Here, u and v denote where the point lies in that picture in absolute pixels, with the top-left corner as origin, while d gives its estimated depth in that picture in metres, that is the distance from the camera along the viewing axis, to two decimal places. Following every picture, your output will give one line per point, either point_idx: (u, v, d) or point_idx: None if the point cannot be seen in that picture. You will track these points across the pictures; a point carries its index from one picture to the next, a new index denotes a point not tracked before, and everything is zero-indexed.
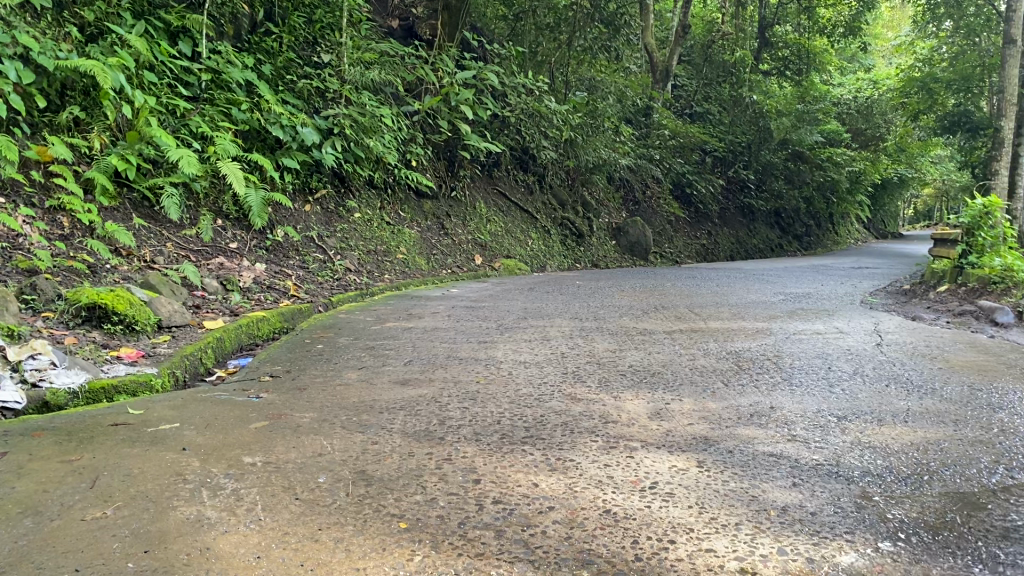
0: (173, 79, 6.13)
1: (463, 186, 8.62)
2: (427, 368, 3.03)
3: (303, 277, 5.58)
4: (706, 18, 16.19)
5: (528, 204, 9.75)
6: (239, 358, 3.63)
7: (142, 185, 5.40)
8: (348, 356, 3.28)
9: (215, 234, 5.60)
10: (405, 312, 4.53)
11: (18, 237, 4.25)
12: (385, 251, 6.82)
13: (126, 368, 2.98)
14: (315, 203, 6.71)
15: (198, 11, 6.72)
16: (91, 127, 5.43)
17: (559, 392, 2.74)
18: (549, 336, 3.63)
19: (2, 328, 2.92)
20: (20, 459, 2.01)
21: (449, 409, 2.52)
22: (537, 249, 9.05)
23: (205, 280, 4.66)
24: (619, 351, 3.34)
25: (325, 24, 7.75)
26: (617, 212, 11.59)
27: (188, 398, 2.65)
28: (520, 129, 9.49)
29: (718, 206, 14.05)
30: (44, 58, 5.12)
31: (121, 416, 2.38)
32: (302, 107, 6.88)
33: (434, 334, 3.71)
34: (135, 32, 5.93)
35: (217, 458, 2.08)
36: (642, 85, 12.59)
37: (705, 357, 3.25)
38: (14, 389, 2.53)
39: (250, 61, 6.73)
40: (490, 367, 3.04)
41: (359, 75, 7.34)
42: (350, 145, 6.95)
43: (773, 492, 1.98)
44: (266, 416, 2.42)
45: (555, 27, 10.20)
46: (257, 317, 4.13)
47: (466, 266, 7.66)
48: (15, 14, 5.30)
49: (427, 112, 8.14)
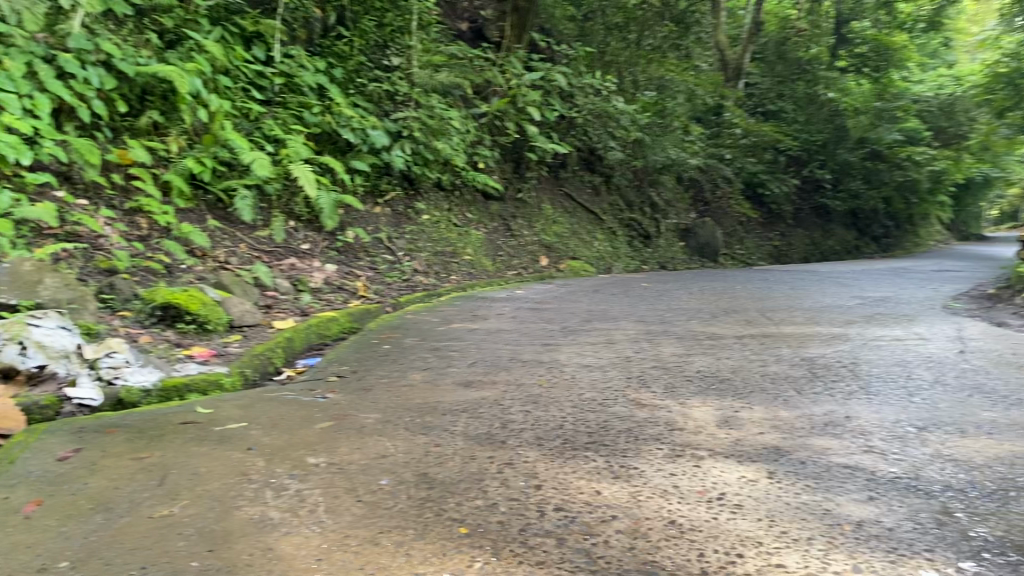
0: (247, 83, 6.27)
1: (530, 188, 8.62)
2: (490, 370, 3.01)
3: (371, 278, 5.64)
4: (780, 15, 15.89)
5: (595, 205, 9.68)
6: (308, 357, 3.67)
7: (217, 187, 5.53)
8: (412, 357, 3.28)
9: (287, 235, 5.69)
10: (470, 313, 4.53)
11: (98, 238, 4.39)
12: (451, 252, 6.85)
13: (197, 367, 3.04)
14: (383, 204, 6.77)
15: (272, 16, 6.87)
16: (169, 131, 5.58)
17: (624, 398, 2.69)
18: (614, 340, 3.57)
19: (81, 326, 3.03)
20: (94, 455, 2.06)
21: (512, 413, 2.50)
22: (604, 250, 8.96)
23: (276, 281, 4.74)
24: (687, 356, 3.27)
25: (395, 28, 7.53)
26: (687, 213, 11.41)
27: (256, 397, 2.68)
28: (588, 130, 9.43)
29: (792, 207, 13.71)
30: (125, 65, 5.29)
31: (190, 415, 2.42)
32: (371, 110, 6.95)
33: (498, 336, 3.69)
34: (212, 37, 6.08)
35: (281, 459, 2.10)
36: (714, 84, 12.39)
37: (776, 363, 3.15)
38: (91, 386, 2.63)
39: (322, 65, 6.83)
40: (553, 371, 3.01)
41: (427, 78, 7.38)
42: (419, 147, 6.99)
43: (847, 506, 1.90)
44: (332, 417, 2.43)
45: (625, 26, 10.09)
46: (326, 317, 4.17)
47: (531, 268, 7.61)
48: (99, 22, 5.52)
49: (494, 113, 8.16)
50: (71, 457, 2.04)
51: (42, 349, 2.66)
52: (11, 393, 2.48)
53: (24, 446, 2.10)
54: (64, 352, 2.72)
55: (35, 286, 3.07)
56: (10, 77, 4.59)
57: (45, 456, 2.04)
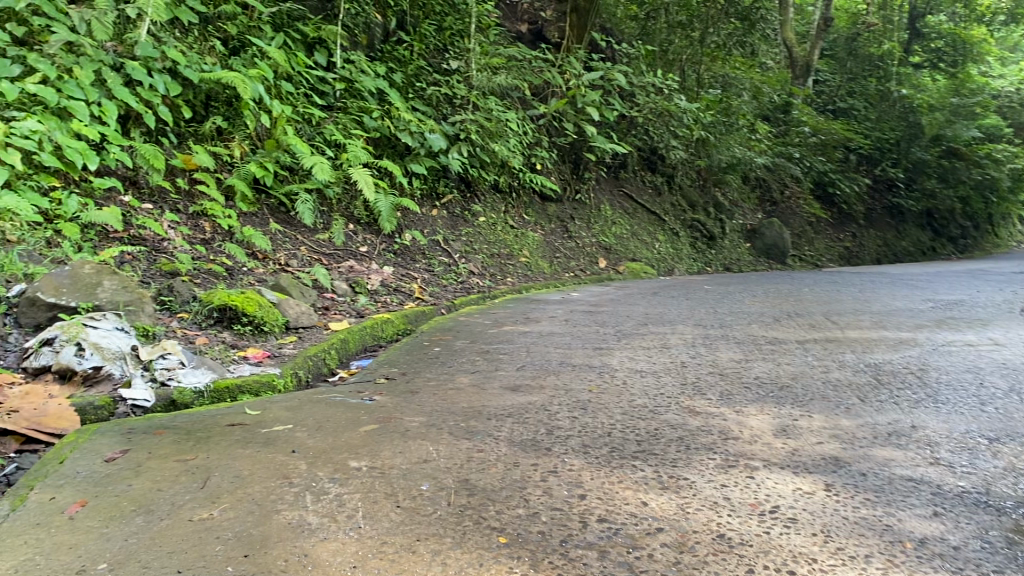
0: (308, 88, 6.34)
1: (588, 189, 8.54)
2: (539, 375, 2.96)
3: (427, 280, 5.64)
4: (850, 11, 15.54)
5: (657, 206, 9.54)
6: (362, 359, 3.67)
7: (278, 191, 5.61)
8: (462, 360, 3.26)
9: (346, 238, 5.73)
10: (524, 315, 4.49)
11: (162, 241, 4.48)
12: (508, 254, 6.82)
13: (250, 368, 3.06)
14: (441, 207, 6.78)
15: (333, 22, 6.90)
16: (232, 136, 5.68)
17: (676, 405, 2.61)
18: (669, 344, 3.48)
19: (138, 328, 3.08)
20: (140, 456, 2.08)
21: (559, 419, 2.44)
22: (666, 252, 8.81)
23: (334, 283, 4.78)
24: (745, 361, 3.16)
25: (454, 31, 7.71)
26: (753, 214, 11.18)
27: (305, 399, 2.68)
28: (650, 130, 9.31)
29: (864, 207, 13.30)
30: (190, 72, 5.40)
31: (238, 417, 2.42)
32: (430, 113, 6.97)
33: (550, 340, 3.64)
34: (274, 44, 6.17)
35: (324, 461, 2.07)
36: (780, 82, 12.14)
37: (840, 370, 3.02)
38: (144, 388, 2.66)
39: (382, 69, 6.87)
40: (604, 376, 2.94)
41: (485, 80, 7.38)
42: (476, 150, 6.99)
43: (909, 521, 1.79)
44: (377, 419, 2.41)
45: (689, 24, 9.87)
46: (381, 319, 4.17)
47: (589, 270, 7.53)
48: (165, 30, 5.66)
49: (553, 115, 8.12)
50: (118, 458, 2.06)
51: (99, 350, 2.73)
52: (67, 393, 2.55)
53: (75, 447, 2.13)
54: (120, 354, 2.78)
55: (95, 289, 3.14)
56: (79, 85, 4.72)
57: (93, 457, 2.07)
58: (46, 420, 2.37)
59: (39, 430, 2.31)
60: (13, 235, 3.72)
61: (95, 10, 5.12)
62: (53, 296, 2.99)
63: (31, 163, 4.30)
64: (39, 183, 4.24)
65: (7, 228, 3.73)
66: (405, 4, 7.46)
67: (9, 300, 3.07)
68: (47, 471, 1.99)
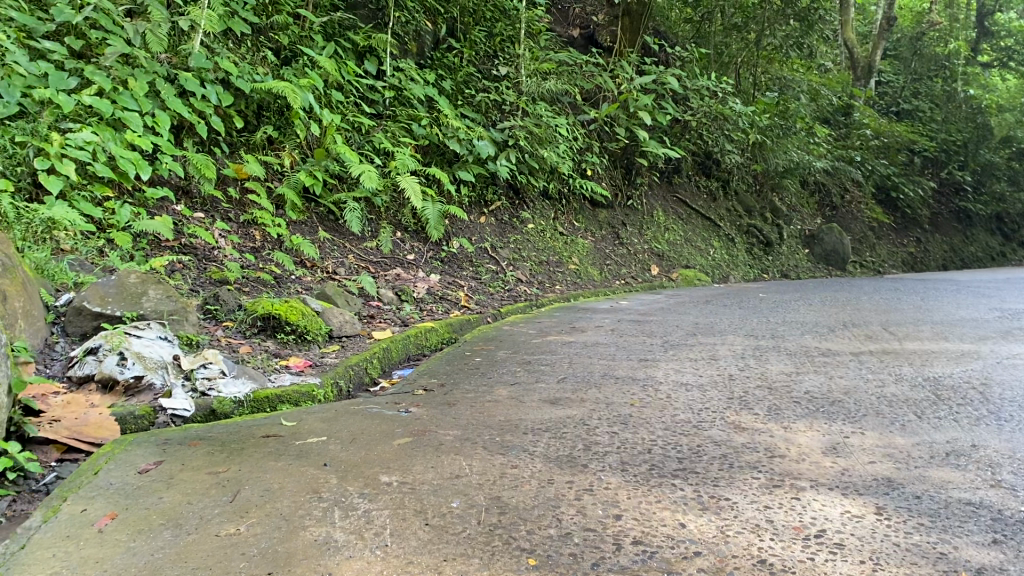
0: (359, 97, 6.38)
1: (640, 195, 8.42)
2: (580, 388, 2.88)
3: (474, 288, 5.61)
4: (915, 11, 15.18)
5: (711, 211, 9.37)
6: (403, 369, 3.64)
7: (328, 199, 5.64)
8: (503, 371, 3.21)
9: (394, 245, 5.74)
10: (569, 324, 4.42)
11: (212, 250, 4.53)
12: (557, 262, 6.75)
13: (291, 377, 3.05)
14: (490, 214, 6.75)
15: (384, 30, 6.93)
16: (283, 145, 5.74)
17: (721, 420, 2.52)
18: (717, 356, 3.38)
19: (181, 337, 3.11)
20: (173, 469, 2.07)
21: (598, 434, 2.37)
22: (720, 258, 8.63)
23: (380, 291, 4.77)
24: (795, 374, 3.04)
25: (505, 37, 7.78)
26: (812, 219, 10.92)
27: (341, 411, 2.65)
28: (704, 133, 9.15)
29: (929, 211, 12.89)
30: (241, 82, 5.47)
31: (273, 428, 2.41)
32: (479, 120, 6.95)
33: (594, 350, 3.56)
34: (325, 53, 6.22)
35: (355, 476, 2.04)
36: (840, 83, 11.86)
37: (896, 384, 2.88)
38: (184, 397, 2.67)
39: (431, 77, 6.88)
40: (647, 389, 2.85)
41: (535, 86, 7.33)
42: (525, 156, 6.95)
43: (967, 550, 1.68)
44: (411, 432, 2.37)
45: (744, 26, 9.66)
46: (425, 328, 4.15)
47: (641, 277, 7.41)
48: (218, 42, 5.75)
49: (604, 119, 8.04)
50: (152, 470, 2.06)
51: (141, 360, 2.74)
52: (109, 402, 2.57)
53: (110, 458, 2.14)
54: (161, 364, 2.79)
55: (140, 298, 3.18)
56: (133, 96, 4.81)
57: (127, 468, 2.07)
58: (87, 430, 2.38)
59: (79, 439, 2.33)
60: (67, 244, 3.79)
61: (151, 23, 5.23)
62: (98, 306, 3.03)
63: (86, 173, 4.38)
64: (92, 193, 4.31)
65: (61, 237, 3.79)
66: (456, 11, 7.46)
67: (57, 310, 3.12)
68: (81, 483, 1.99)
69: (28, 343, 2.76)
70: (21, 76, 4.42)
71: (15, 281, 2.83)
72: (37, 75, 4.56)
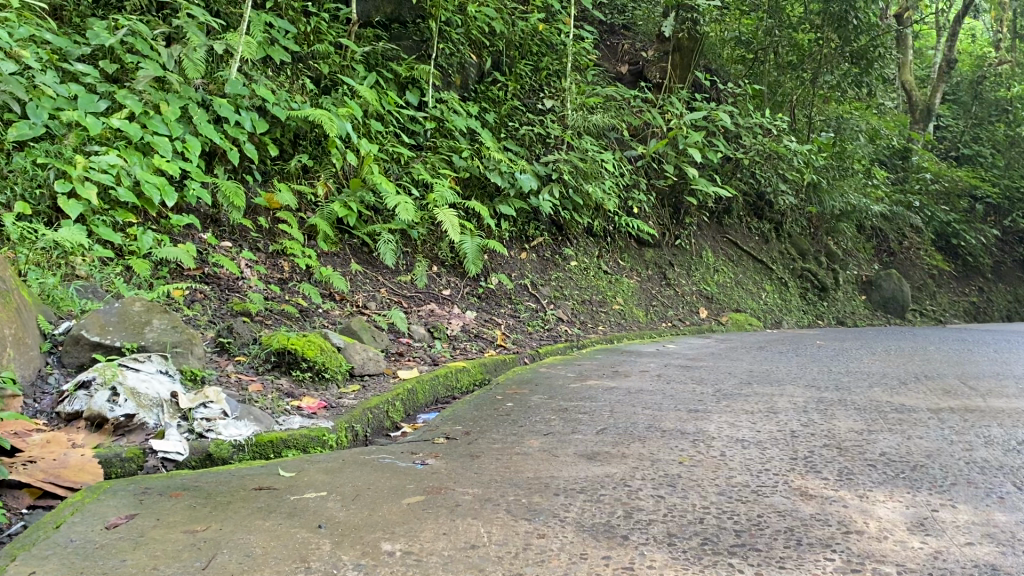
0: (399, 127, 6.17)
1: (689, 234, 8.09)
2: (622, 441, 2.55)
3: (512, 326, 5.32)
4: (975, 54, 14.74)
5: (764, 253, 8.97)
6: (429, 412, 3.35)
7: (362, 230, 5.40)
8: (537, 419, 2.90)
9: (429, 280, 5.48)
10: (612, 369, 4.09)
11: (238, 280, 4.30)
12: (600, 301, 6.44)
13: (301, 420, 2.77)
14: (531, 249, 6.48)
15: (427, 61, 6.76)
16: (318, 174, 5.54)
17: (785, 485, 2.17)
18: (776, 409, 3.00)
19: (185, 372, 2.86)
20: (144, 525, 1.79)
21: (640, 498, 2.03)
22: (773, 302, 8.19)
23: (412, 328, 4.50)
24: (868, 433, 2.66)
25: (551, 72, 7.64)
26: (869, 265, 10.45)
27: (348, 460, 2.36)
28: (757, 172, 8.70)
29: (992, 259, 12.34)
30: (278, 109, 5.29)
31: (269, 480, 2.12)
32: (523, 153, 6.71)
33: (637, 398, 3.23)
34: (365, 82, 6.06)
35: (352, 542, 1.72)
36: (901, 126, 11.44)
37: (986, 449, 2.49)
38: (179, 439, 2.41)
39: (474, 109, 6.66)
40: (698, 446, 2.50)
41: (581, 119, 7.07)
42: (569, 191, 6.69)
43: None
44: (424, 490, 2.06)
45: (799, 65, 9.29)
46: (456, 367, 3.86)
47: (689, 319, 7.04)
48: (257, 69, 5.62)
49: (652, 156, 7.74)
50: (121, 526, 1.78)
51: (135, 396, 2.49)
52: (95, 443, 2.31)
53: (76, 509, 1.86)
54: (157, 402, 2.54)
55: (143, 328, 2.95)
56: (163, 120, 4.64)
57: (93, 522, 1.79)
58: (65, 472, 2.12)
59: (56, 483, 2.07)
60: (82, 270, 3.62)
61: (187, 47, 5.11)
62: (97, 335, 2.80)
63: (109, 197, 4.21)
64: (114, 218, 4.13)
65: (77, 262, 3.63)
66: (502, 44, 7.35)
67: (55, 339, 2.90)
68: (37, 538, 1.71)
69: (18, 374, 2.54)
70: (50, 98, 4.31)
71: (8, 307, 2.62)
72: (67, 97, 4.44)
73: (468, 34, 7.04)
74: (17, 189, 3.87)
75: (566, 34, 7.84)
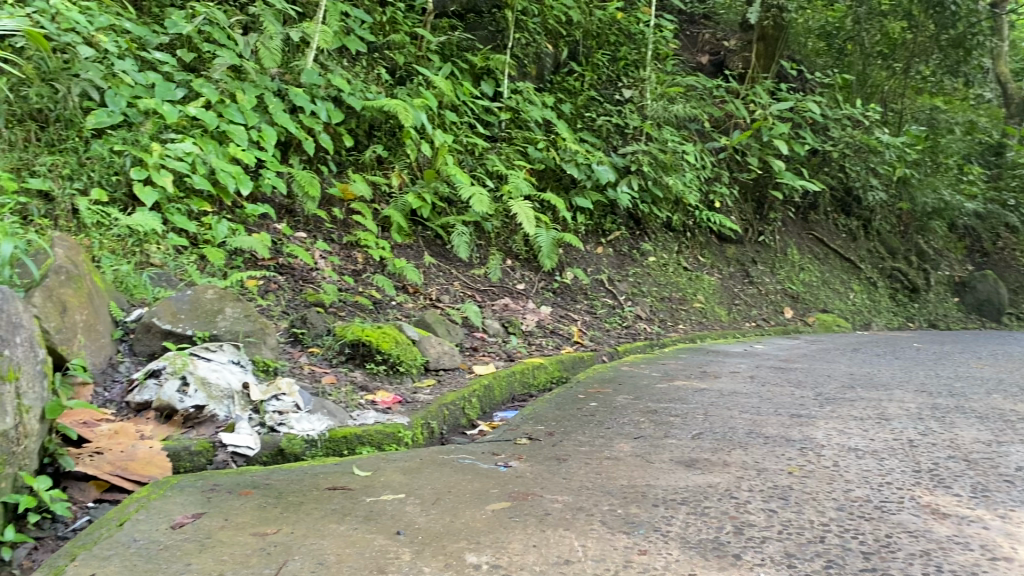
0: (474, 117, 6.02)
1: (774, 231, 7.77)
2: (721, 448, 2.34)
3: (589, 323, 5.12)
4: None
5: (851, 251, 8.59)
6: (507, 410, 3.19)
7: (435, 222, 5.26)
8: (624, 420, 2.71)
9: (503, 274, 5.33)
10: (699, 369, 3.86)
11: (312, 271, 4.20)
12: (681, 298, 6.18)
13: (375, 415, 2.62)
14: (607, 244, 6.28)
15: (503, 51, 6.61)
16: (392, 165, 5.41)
17: (912, 502, 1.92)
18: (888, 416, 2.74)
19: (259, 363, 2.76)
20: (212, 525, 1.66)
21: (750, 513, 1.82)
22: (861, 303, 7.79)
23: (487, 323, 4.34)
24: (999, 445, 2.38)
25: (630, 62, 7.40)
26: (962, 265, 9.90)
27: (426, 460, 2.20)
28: (844, 166, 8.31)
29: None
30: (352, 99, 5.18)
31: (343, 479, 1.98)
32: (600, 144, 6.52)
33: (732, 401, 3.00)
34: (441, 73, 5.92)
35: (434, 552, 1.56)
36: (995, 120, 10.86)
37: None
38: (249, 433, 2.29)
39: (551, 100, 6.48)
40: (807, 455, 2.27)
41: (661, 110, 6.79)
42: (648, 184, 6.45)
43: None
44: (510, 496, 1.89)
45: (890, 55, 8.88)
46: (533, 364, 3.69)
47: (774, 320, 6.71)
48: (332, 59, 5.53)
49: (735, 148, 7.45)
50: (187, 525, 1.65)
51: (205, 387, 2.38)
52: (164, 435, 2.22)
53: (141, 506, 1.74)
54: (228, 393, 2.42)
55: (215, 316, 2.85)
56: (240, 109, 4.57)
57: (158, 521, 1.67)
58: (133, 466, 2.04)
59: (122, 477, 1.99)
60: (157, 258, 3.57)
61: (263, 36, 5.03)
62: (169, 323, 2.71)
63: (184, 185, 4.15)
64: (189, 207, 4.08)
65: (152, 251, 3.59)
66: (579, 34, 7.19)
67: (127, 325, 2.82)
68: (98, 537, 1.59)
69: (88, 362, 2.46)
70: (129, 86, 4.28)
71: (80, 292, 2.55)
72: (145, 85, 4.40)
73: (544, 24, 6.89)
74: (94, 175, 3.85)
75: (646, 23, 7.64)
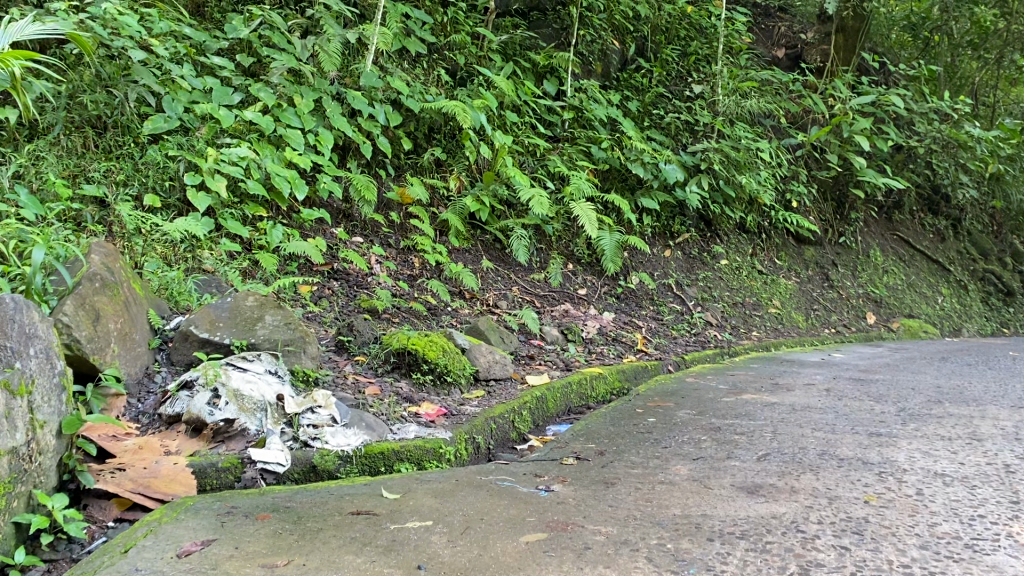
0: (535, 117, 5.87)
1: (855, 231, 7.40)
2: (789, 472, 2.12)
3: (654, 330, 4.90)
4: None
5: (940, 252, 8.12)
6: (560, 424, 3.02)
7: (495, 226, 5.12)
8: (683, 438, 2.51)
9: (564, 279, 5.15)
10: (770, 380, 3.61)
11: (367, 276, 4.10)
12: (755, 303, 5.88)
13: (417, 429, 2.48)
14: (676, 247, 6.04)
15: (567, 49, 6.43)
16: (452, 167, 5.29)
17: (1010, 540, 1.67)
18: (980, 436, 2.46)
19: (298, 373, 2.65)
20: (219, 555, 1.53)
21: (820, 550, 1.60)
22: (950, 308, 7.33)
23: (545, 329, 4.17)
24: None
25: (700, 57, 7.14)
26: None
27: (463, 481, 2.04)
28: (932, 163, 7.87)
29: None
30: (411, 100, 5.08)
31: (370, 503, 1.84)
32: (668, 143, 6.27)
33: (804, 418, 2.76)
34: (502, 73, 5.78)
35: None
36: None
37: None
38: (280, 448, 2.15)
39: (617, 98, 6.28)
40: (887, 482, 2.03)
41: (734, 105, 6.51)
42: (719, 183, 6.18)
43: None
44: (548, 526, 1.72)
45: (981, 44, 8.42)
46: (592, 374, 3.50)
47: (856, 326, 6.35)
48: (392, 60, 5.45)
49: (813, 145, 7.11)
50: (193, 554, 1.53)
51: (237, 399, 2.28)
52: (191, 450, 2.12)
53: (150, 531, 1.63)
54: (261, 406, 2.31)
55: (254, 324, 2.75)
56: (296, 113, 4.50)
57: (165, 548, 1.55)
58: (156, 483, 1.93)
59: (144, 495, 1.89)
60: (208, 263, 3.52)
61: (321, 38, 4.97)
62: (207, 332, 2.62)
63: (238, 190, 4.10)
64: (243, 211, 4.03)
65: (204, 257, 3.54)
66: (647, 29, 6.96)
67: (166, 334, 2.75)
68: (98, 566, 1.48)
69: (122, 371, 2.39)
70: (186, 92, 4.25)
71: (115, 299, 2.48)
72: (203, 90, 4.36)
73: (610, 20, 6.70)
74: (147, 182, 3.82)
75: (718, 16, 7.37)
